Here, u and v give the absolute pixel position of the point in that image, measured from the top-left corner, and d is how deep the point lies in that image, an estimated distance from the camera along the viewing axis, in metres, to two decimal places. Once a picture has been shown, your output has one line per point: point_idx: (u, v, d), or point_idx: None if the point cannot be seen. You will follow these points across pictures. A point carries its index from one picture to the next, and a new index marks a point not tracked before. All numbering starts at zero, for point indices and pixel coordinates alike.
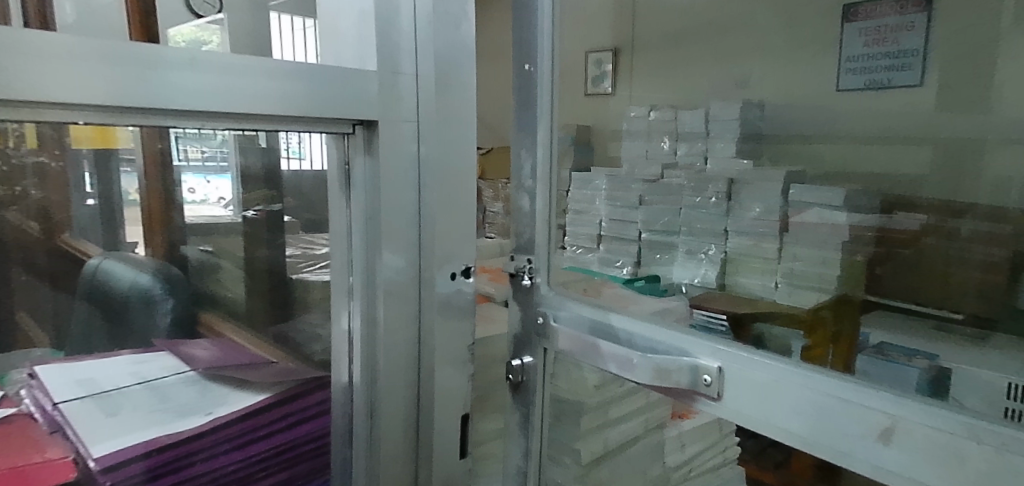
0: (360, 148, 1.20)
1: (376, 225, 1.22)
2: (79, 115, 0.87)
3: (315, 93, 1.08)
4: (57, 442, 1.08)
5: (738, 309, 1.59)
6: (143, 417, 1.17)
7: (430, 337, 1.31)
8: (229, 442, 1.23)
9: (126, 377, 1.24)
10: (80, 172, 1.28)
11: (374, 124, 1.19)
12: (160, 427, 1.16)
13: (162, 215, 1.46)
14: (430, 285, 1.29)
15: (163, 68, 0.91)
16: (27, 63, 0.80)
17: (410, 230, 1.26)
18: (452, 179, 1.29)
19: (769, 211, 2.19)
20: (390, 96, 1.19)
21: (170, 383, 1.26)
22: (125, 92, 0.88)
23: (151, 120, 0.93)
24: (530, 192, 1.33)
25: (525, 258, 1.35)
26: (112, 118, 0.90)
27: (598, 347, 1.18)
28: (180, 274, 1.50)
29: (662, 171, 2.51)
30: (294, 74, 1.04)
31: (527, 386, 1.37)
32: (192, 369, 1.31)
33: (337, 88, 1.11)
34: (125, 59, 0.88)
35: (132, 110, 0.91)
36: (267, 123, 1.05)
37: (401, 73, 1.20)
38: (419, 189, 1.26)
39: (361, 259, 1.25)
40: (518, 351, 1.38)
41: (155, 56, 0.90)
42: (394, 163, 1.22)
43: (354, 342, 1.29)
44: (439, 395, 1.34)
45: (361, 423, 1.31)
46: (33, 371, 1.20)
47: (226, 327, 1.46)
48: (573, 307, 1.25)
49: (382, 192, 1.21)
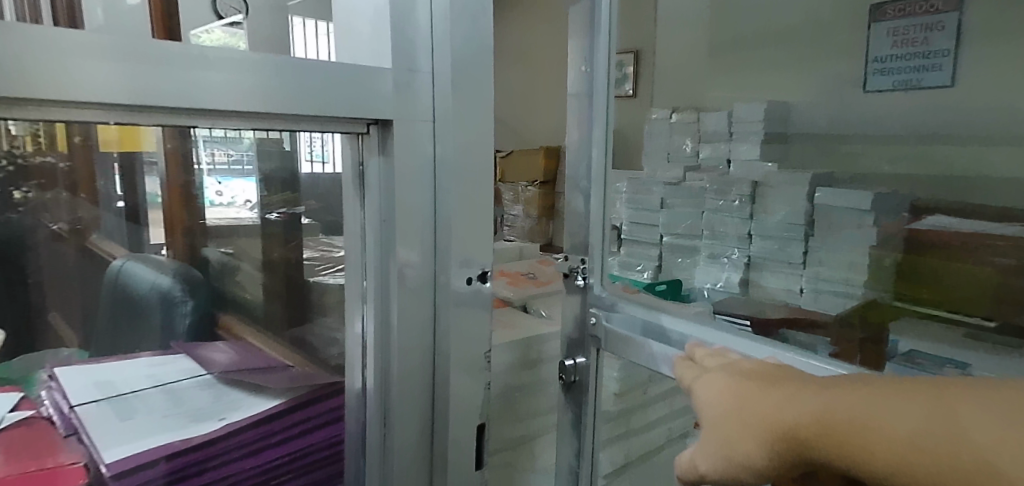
0: (373, 148, 1.20)
1: (392, 227, 1.22)
2: (102, 114, 0.88)
3: (332, 93, 1.08)
4: (71, 448, 1.08)
5: (761, 315, 1.55)
6: (156, 422, 1.16)
7: (446, 343, 1.29)
8: (242, 448, 1.20)
9: (143, 380, 1.26)
10: (110, 173, 1.34)
11: (389, 123, 1.18)
12: (173, 433, 1.14)
13: (183, 219, 1.49)
14: (446, 289, 1.28)
15: (188, 66, 0.92)
16: (57, 59, 0.81)
17: (425, 231, 1.25)
18: (471, 180, 1.27)
19: (793, 215, 2.28)
20: (406, 95, 1.18)
21: (185, 386, 1.26)
22: (147, 90, 0.89)
23: (175, 118, 0.95)
24: (584, 192, 1.38)
25: (580, 258, 1.40)
26: (134, 116, 0.91)
27: (650, 348, 1.22)
28: (200, 276, 1.54)
29: (683, 174, 2.81)
30: (313, 72, 1.05)
31: (580, 385, 1.41)
32: (209, 372, 1.31)
33: (352, 86, 1.10)
34: (148, 55, 0.88)
35: (155, 109, 0.92)
36: (284, 122, 1.06)
37: (417, 71, 1.20)
38: (435, 189, 1.25)
39: (376, 262, 1.23)
40: (572, 352, 1.43)
41: (178, 54, 0.91)
42: (409, 163, 1.21)
43: (368, 347, 1.26)
44: (455, 404, 1.31)
45: (375, 431, 1.29)
46: (54, 372, 1.24)
47: (245, 331, 1.44)
48: (627, 308, 1.29)
49: (398, 192, 1.20)
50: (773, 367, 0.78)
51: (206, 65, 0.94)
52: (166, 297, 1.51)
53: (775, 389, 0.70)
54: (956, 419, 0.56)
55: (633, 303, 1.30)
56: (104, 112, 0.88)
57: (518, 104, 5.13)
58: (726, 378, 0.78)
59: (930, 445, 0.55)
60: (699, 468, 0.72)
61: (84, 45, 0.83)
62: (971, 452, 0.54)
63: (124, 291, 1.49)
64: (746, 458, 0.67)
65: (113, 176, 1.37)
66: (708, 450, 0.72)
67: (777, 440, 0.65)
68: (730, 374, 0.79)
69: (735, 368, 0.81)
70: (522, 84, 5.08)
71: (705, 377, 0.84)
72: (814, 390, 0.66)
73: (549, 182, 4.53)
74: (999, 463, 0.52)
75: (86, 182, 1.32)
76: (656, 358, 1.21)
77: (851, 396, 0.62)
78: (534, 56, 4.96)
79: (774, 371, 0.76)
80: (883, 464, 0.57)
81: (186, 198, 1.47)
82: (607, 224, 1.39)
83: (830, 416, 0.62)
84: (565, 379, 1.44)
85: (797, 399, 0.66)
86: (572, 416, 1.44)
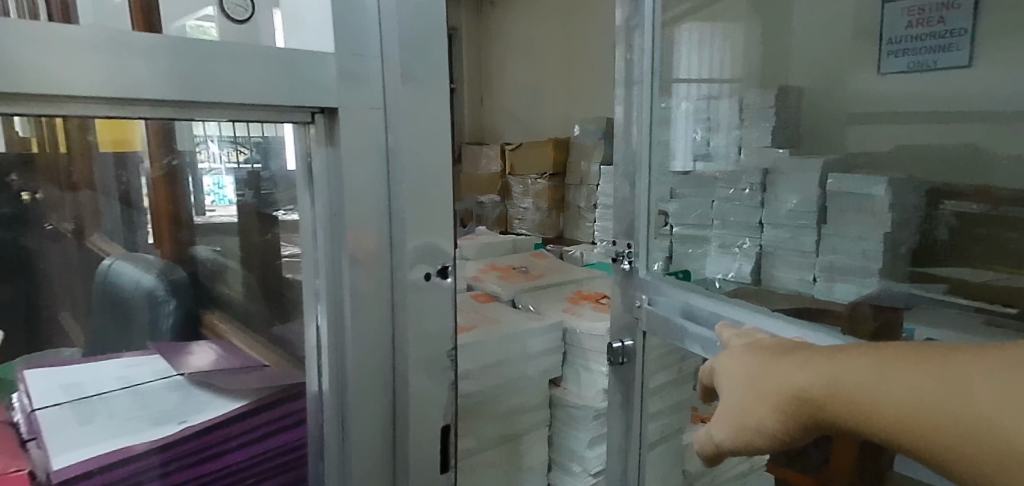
0: (321, 138, 1.17)
1: (339, 217, 1.19)
2: (86, 108, 0.92)
3: (288, 82, 1.08)
4: (26, 454, 1.05)
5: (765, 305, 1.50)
6: (119, 424, 1.14)
7: (404, 338, 1.27)
8: (200, 453, 1.18)
9: (112, 381, 1.21)
10: (100, 170, 1.38)
11: (332, 111, 1.15)
12: (133, 435, 1.12)
13: (170, 215, 1.47)
14: (403, 282, 1.26)
15: (170, 59, 0.95)
16: (36, 53, 0.85)
17: (380, 220, 1.22)
18: (417, 167, 1.24)
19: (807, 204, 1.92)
20: (355, 83, 1.16)
21: (154, 388, 1.22)
22: (125, 85, 0.92)
23: (153, 112, 0.98)
24: (631, 176, 1.49)
25: (626, 243, 1.49)
26: (114, 109, 0.94)
27: (686, 328, 1.30)
28: (184, 277, 1.47)
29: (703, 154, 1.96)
30: (276, 61, 1.06)
31: (628, 366, 1.52)
32: (179, 372, 1.26)
33: (307, 75, 1.10)
34: (125, 47, 0.91)
35: (131, 103, 0.95)
36: (245, 114, 1.07)
37: (365, 58, 1.17)
38: (383, 179, 1.22)
39: (325, 255, 1.21)
40: (619, 335, 1.52)
41: (156, 47, 0.94)
42: (355, 151, 1.18)
43: (322, 347, 1.24)
44: (415, 401, 1.30)
45: (331, 434, 1.27)
46: (24, 375, 1.18)
47: (224, 328, 1.39)
48: (668, 291, 1.37)
49: (346, 181, 1.17)
50: (789, 340, 0.85)
51: (205, 63, 0.98)
52: (148, 297, 1.44)
53: (789, 358, 0.78)
54: (947, 383, 0.63)
55: (674, 286, 1.38)
56: (89, 106, 0.92)
57: (529, 96, 5.09)
58: (742, 351, 0.86)
59: (922, 406, 0.64)
60: (720, 437, 0.84)
61: (79, 37, 0.87)
62: (963, 414, 0.61)
63: (113, 293, 1.41)
64: (761, 424, 0.78)
65: (105, 174, 1.40)
66: (729, 415, 0.83)
67: (792, 404, 0.75)
68: (744, 348, 0.86)
69: (753, 341, 0.88)
70: (528, 74, 5.07)
71: (726, 350, 0.90)
72: (820, 360, 0.74)
73: (559, 175, 4.50)
74: (995, 420, 0.60)
75: (87, 177, 1.37)
76: (691, 338, 1.29)
77: (852, 366, 0.70)
78: (544, 46, 4.89)
79: (785, 342, 0.83)
80: (884, 421, 0.67)
81: (169, 194, 1.47)
82: (654, 211, 1.48)
83: (837, 384, 0.70)
84: (614, 361, 1.55)
85: (807, 367, 0.75)
86: (621, 398, 1.55)
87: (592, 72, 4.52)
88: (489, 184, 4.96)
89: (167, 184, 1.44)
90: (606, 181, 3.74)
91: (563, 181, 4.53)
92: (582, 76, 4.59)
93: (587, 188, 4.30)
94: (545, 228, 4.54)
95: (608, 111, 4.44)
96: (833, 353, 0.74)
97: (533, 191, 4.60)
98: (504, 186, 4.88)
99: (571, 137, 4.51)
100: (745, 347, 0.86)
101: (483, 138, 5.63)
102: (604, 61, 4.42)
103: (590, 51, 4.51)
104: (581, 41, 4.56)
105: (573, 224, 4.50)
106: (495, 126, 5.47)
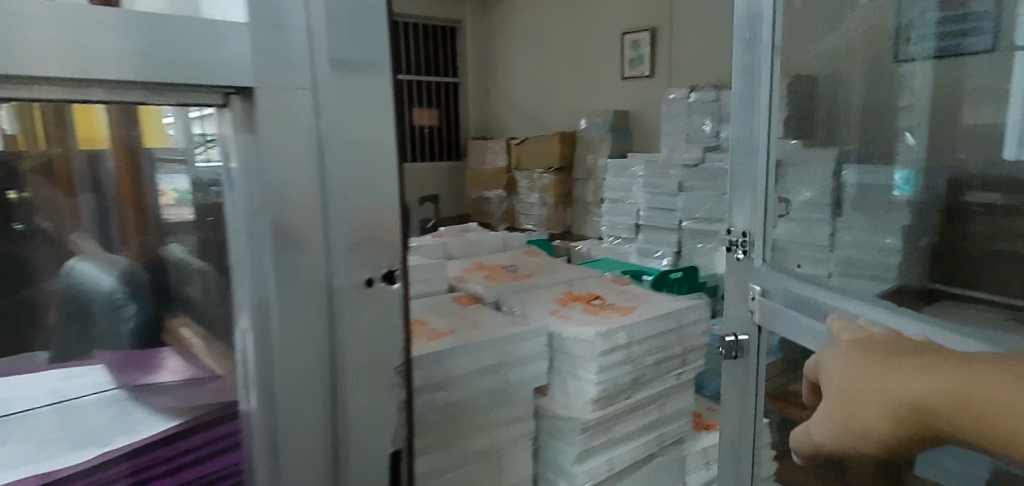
0: (213, 124, 0.76)
1: (265, 251, 0.78)
2: (27, 87, 0.62)
3: (231, 66, 0.72)
4: None
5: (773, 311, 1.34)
6: (28, 449, 0.80)
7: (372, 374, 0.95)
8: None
9: (42, 394, 0.86)
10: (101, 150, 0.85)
11: (249, 92, 0.74)
12: (38, 463, 0.79)
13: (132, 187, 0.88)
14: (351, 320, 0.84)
15: (148, 32, 0.66)
16: None
17: (316, 247, 0.80)
18: (368, 170, 0.82)
19: None
20: (279, 59, 0.75)
21: (90, 402, 0.87)
22: (75, 63, 0.63)
23: (112, 93, 0.67)
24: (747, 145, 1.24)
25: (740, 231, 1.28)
26: (54, 91, 0.64)
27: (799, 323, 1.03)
28: (152, 280, 0.90)
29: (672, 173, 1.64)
30: (225, 38, 0.71)
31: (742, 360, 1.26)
32: (118, 385, 0.90)
33: (217, 49, 0.70)
34: (79, 18, 0.62)
35: (82, 83, 0.65)
36: (177, 96, 0.71)
37: (287, 27, 0.75)
38: (319, 187, 0.79)
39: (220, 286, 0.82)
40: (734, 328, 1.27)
41: (126, 17, 0.65)
42: (279, 146, 0.76)
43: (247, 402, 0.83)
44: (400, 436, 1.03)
45: None
46: None
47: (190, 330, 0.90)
48: (784, 281, 1.11)
49: (275, 196, 0.76)
50: (896, 336, 0.81)
51: (170, 37, 0.67)
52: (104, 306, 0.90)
53: (900, 357, 0.75)
54: None
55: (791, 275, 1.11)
56: (41, 89, 0.63)
57: (534, 90, 5.01)
58: (849, 351, 0.82)
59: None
60: (817, 437, 0.83)
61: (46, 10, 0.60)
62: None
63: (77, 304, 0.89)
64: (866, 428, 0.75)
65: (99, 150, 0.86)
66: (826, 422, 0.81)
67: (898, 415, 0.72)
68: (853, 346, 0.83)
69: (863, 339, 0.83)
70: (531, 66, 5.00)
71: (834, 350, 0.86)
72: (940, 368, 0.70)
73: (566, 169, 4.43)
74: None
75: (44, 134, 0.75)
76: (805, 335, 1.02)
77: (979, 373, 0.67)
78: (549, 38, 4.82)
79: (896, 340, 0.79)
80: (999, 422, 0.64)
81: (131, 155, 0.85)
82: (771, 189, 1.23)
83: (964, 393, 0.67)
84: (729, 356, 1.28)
85: (935, 368, 0.71)
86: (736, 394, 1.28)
87: (598, 64, 4.45)
88: (495, 179, 4.90)
89: (140, 155, 0.85)
90: (614, 174, 3.65)
91: (570, 174, 4.46)
92: (589, 68, 4.52)
93: (595, 182, 4.29)
94: (552, 224, 4.47)
95: (615, 103, 4.36)
96: (959, 361, 0.70)
97: (539, 186, 4.53)
98: (509, 181, 4.81)
99: (578, 131, 4.44)
100: (854, 339, 0.85)
101: (487, 133, 5.55)
102: (610, 53, 4.35)
103: (596, 43, 4.44)
104: (588, 33, 4.49)
105: (582, 219, 4.49)
106: (500, 120, 5.40)
